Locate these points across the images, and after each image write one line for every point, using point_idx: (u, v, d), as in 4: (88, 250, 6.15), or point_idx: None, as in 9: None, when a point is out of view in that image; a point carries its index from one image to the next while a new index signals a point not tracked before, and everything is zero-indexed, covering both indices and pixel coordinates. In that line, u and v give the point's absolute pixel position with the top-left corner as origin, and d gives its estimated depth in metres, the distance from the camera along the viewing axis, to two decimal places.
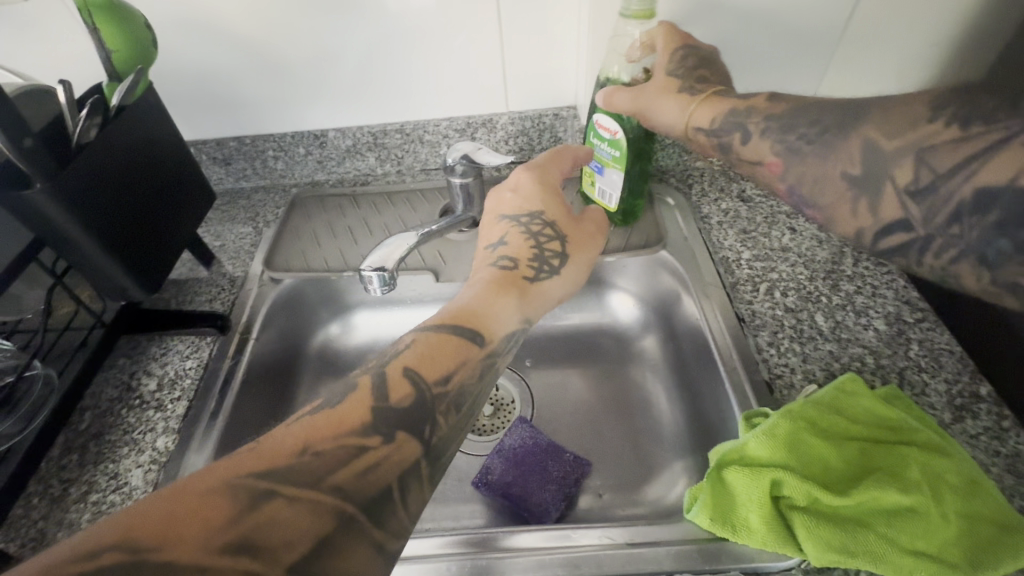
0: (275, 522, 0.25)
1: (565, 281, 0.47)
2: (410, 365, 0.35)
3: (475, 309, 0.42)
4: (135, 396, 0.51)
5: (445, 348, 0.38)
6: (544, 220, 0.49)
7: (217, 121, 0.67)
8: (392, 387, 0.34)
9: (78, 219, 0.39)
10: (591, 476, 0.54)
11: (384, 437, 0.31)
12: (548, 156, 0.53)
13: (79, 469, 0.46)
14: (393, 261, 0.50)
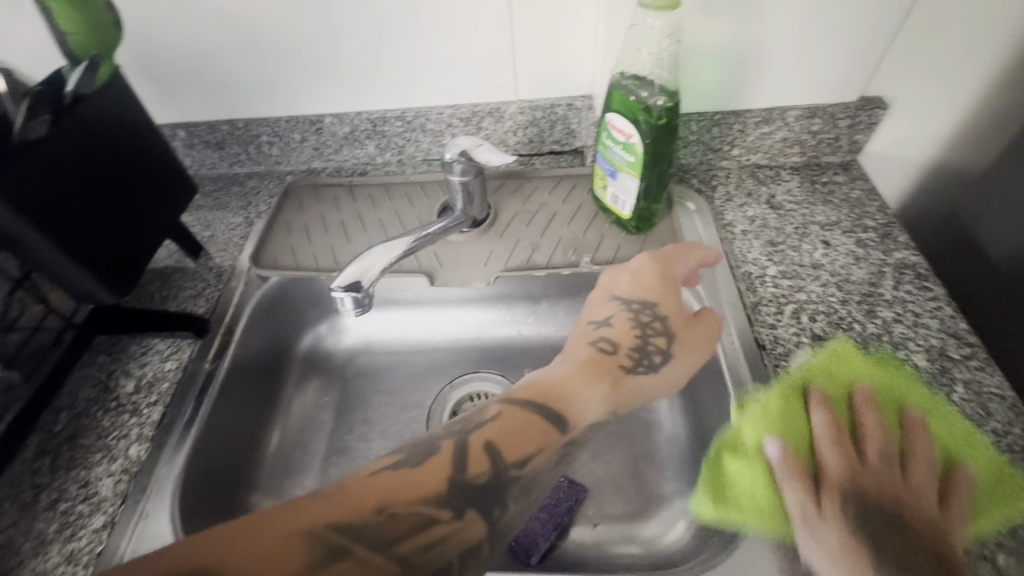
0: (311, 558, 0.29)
1: (663, 376, 0.45)
2: (492, 438, 0.37)
3: (563, 389, 0.42)
4: (111, 397, 0.49)
5: (527, 431, 0.38)
6: (654, 312, 0.48)
7: (205, 103, 0.63)
8: (470, 459, 0.35)
9: (30, 224, 0.35)
10: (587, 504, 0.50)
11: (451, 514, 0.32)
12: (672, 248, 0.50)
13: (50, 474, 0.45)
14: (370, 276, 0.46)
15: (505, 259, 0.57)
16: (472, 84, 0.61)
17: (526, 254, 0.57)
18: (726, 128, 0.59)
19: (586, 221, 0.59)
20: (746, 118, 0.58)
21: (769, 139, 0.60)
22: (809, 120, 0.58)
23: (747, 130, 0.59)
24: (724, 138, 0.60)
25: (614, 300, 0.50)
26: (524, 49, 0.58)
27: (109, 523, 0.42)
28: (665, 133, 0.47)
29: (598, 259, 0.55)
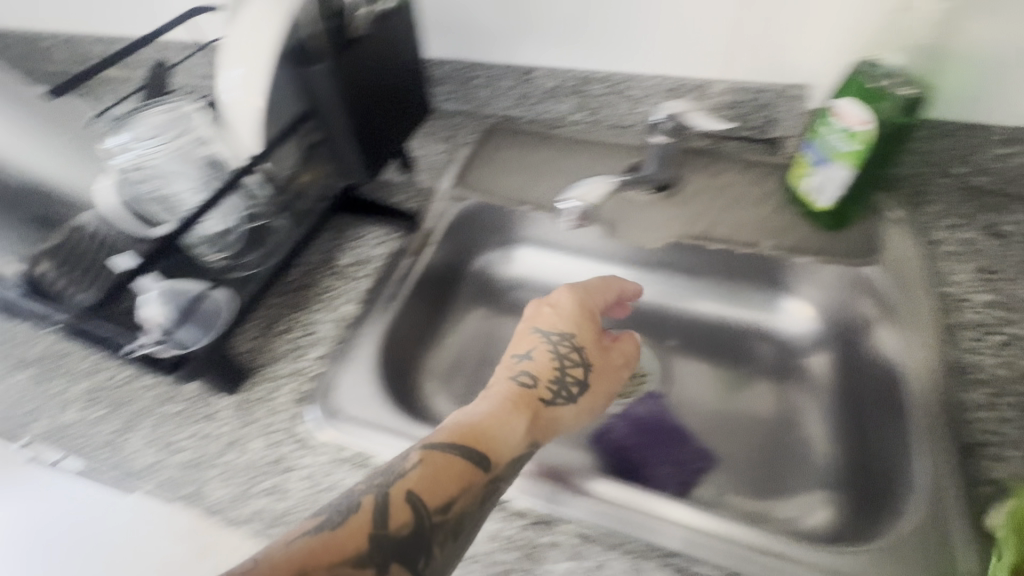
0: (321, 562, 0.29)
1: (536, 360, 0.44)
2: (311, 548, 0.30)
3: (483, 424, 0.38)
4: (332, 265, 0.60)
5: (444, 471, 0.35)
6: (572, 342, 0.45)
7: (460, 43, 0.72)
8: (390, 512, 0.32)
9: (345, 100, 0.45)
10: (715, 472, 0.52)
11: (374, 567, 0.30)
12: (593, 282, 0.50)
13: (286, 310, 0.56)
14: (593, 197, 0.54)
15: (683, 226, 0.59)
16: (685, 58, 0.63)
17: (705, 227, 0.58)
18: None
19: (772, 207, 0.58)
20: None
21: (1003, 163, 0.55)
22: None
23: None
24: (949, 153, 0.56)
25: (534, 342, 0.45)
26: (751, 28, 0.58)
27: (325, 356, 0.52)
28: (891, 131, 0.47)
29: (780, 245, 0.55)
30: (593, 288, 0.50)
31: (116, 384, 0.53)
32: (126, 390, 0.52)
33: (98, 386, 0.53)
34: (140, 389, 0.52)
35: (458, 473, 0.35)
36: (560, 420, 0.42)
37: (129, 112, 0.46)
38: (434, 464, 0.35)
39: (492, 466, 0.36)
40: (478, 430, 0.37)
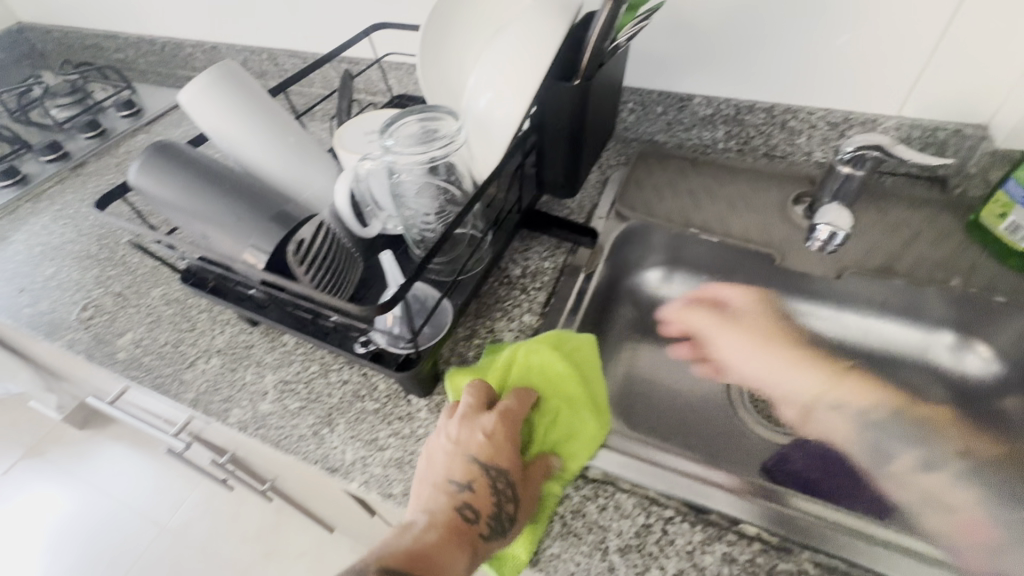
0: (444, 547, 0.37)
1: (463, 429, 0.43)
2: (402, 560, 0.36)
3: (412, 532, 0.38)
4: (505, 275, 0.62)
5: (449, 505, 0.39)
6: (500, 468, 0.41)
7: (655, 76, 0.72)
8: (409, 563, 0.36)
9: (579, 117, 0.47)
10: (904, 511, 0.51)
11: (466, 507, 0.39)
12: (486, 388, 0.45)
13: (467, 315, 0.58)
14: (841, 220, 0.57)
15: (860, 259, 0.59)
16: (859, 92, 0.64)
17: (884, 260, 0.58)
18: None
19: (953, 244, 0.58)
20: None
21: None
22: None
23: None
24: None
25: (445, 427, 0.43)
26: (939, 69, 0.59)
27: None
28: None
29: (971, 283, 0.55)
30: (508, 404, 0.44)
31: (308, 377, 0.54)
32: (319, 383, 0.53)
33: (287, 378, 0.54)
34: (333, 383, 0.53)
35: (466, 475, 0.40)
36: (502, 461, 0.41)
37: (391, 119, 0.46)
38: (428, 546, 0.37)
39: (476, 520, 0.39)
40: (462, 458, 0.41)
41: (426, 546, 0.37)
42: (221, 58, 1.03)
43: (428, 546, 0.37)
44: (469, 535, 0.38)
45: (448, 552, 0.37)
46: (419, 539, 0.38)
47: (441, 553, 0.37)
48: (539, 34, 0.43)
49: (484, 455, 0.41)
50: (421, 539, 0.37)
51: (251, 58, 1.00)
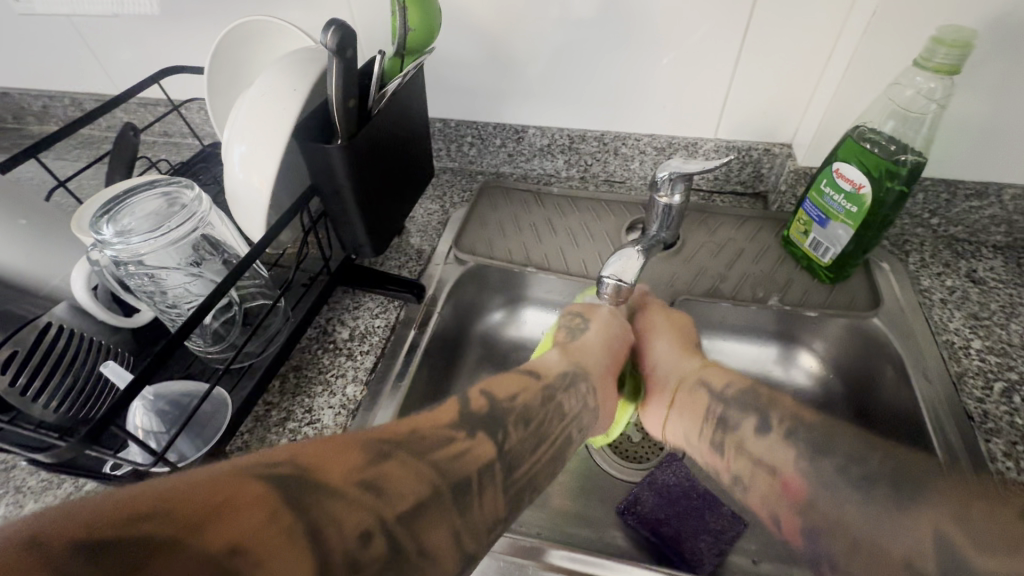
0: (399, 474, 0.28)
1: (596, 336, 0.48)
2: (486, 388, 0.39)
3: (532, 361, 0.45)
4: (330, 340, 0.55)
5: (514, 380, 0.41)
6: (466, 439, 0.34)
7: (458, 102, 0.70)
8: (471, 400, 0.38)
9: (355, 175, 0.42)
10: (745, 538, 0.51)
11: (466, 433, 0.34)
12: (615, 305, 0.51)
13: (280, 394, 0.51)
14: (629, 274, 0.48)
15: (689, 284, 0.59)
16: (674, 117, 0.64)
17: (711, 283, 0.59)
18: (932, 196, 0.58)
19: (772, 261, 0.60)
20: (956, 188, 0.56)
21: (975, 214, 0.58)
22: None
23: (955, 201, 0.57)
24: (926, 206, 0.59)
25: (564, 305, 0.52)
26: (740, 92, 0.60)
27: None
28: (900, 198, 0.47)
29: (787, 300, 0.56)
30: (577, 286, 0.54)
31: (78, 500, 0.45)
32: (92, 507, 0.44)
33: (48, 506, 0.44)
34: None
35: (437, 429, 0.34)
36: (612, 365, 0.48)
37: (118, 200, 0.37)
38: (551, 364, 0.45)
39: (542, 377, 0.43)
40: (435, 429, 0.34)
41: (502, 383, 0.40)
42: (13, 104, 0.88)
43: (269, 495, 0.23)
44: (424, 498, 0.28)
45: (392, 497, 0.27)
46: (335, 451, 0.28)
47: (396, 484, 0.27)
48: (276, 98, 0.38)
49: (494, 390, 0.39)
50: (358, 441, 0.29)
51: (49, 104, 0.86)
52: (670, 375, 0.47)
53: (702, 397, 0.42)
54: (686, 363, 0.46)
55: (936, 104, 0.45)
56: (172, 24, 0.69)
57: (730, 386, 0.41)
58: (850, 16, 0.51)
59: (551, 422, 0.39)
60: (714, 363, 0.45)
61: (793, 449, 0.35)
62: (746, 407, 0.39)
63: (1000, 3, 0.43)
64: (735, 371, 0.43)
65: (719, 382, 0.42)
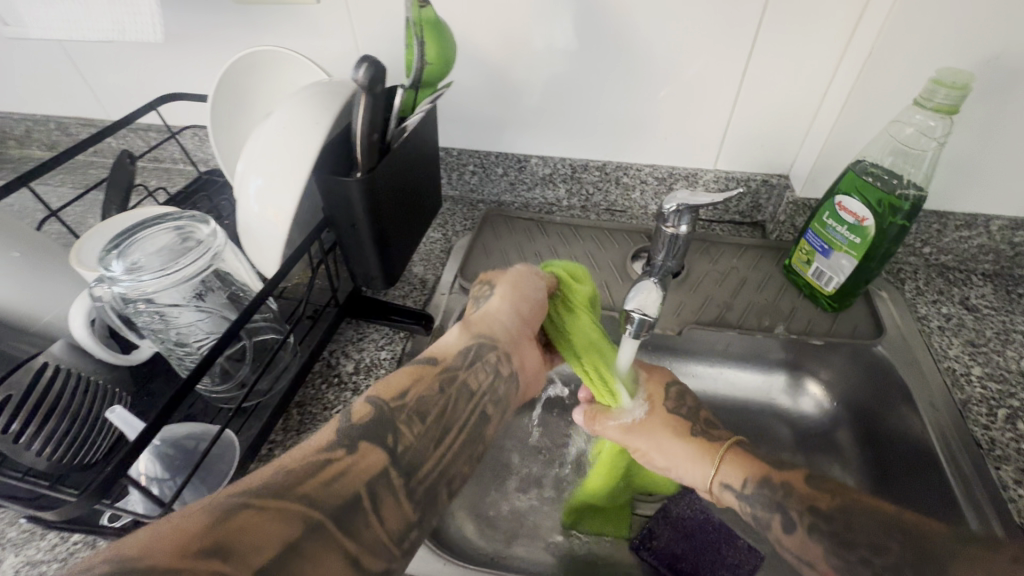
0: (254, 527, 0.25)
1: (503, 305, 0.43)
2: (372, 392, 0.35)
3: (431, 346, 0.41)
4: (334, 374, 0.52)
5: (408, 372, 0.38)
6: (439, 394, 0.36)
7: (463, 132, 0.70)
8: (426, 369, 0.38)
9: (371, 204, 0.41)
10: (764, 573, 0.48)
11: (346, 449, 0.31)
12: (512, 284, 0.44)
13: (283, 433, 0.47)
14: (650, 309, 0.45)
15: (696, 311, 0.59)
16: (674, 149, 0.65)
17: (718, 311, 0.59)
18: (924, 227, 0.60)
19: (775, 289, 0.61)
20: (947, 220, 0.58)
21: (964, 244, 0.60)
22: (1012, 231, 0.58)
23: (946, 231, 0.60)
24: (919, 236, 0.61)
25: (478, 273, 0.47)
26: (739, 126, 0.61)
27: None
28: (901, 232, 0.49)
29: (792, 328, 0.57)
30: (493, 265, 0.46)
31: (66, 552, 0.40)
32: (80, 560, 0.40)
33: (30, 560, 0.40)
34: None
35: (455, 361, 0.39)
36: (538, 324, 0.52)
37: (129, 236, 0.36)
38: (452, 340, 0.41)
39: (441, 361, 0.39)
40: (311, 454, 0.30)
41: (389, 383, 0.36)
42: None
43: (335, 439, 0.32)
44: (299, 540, 0.25)
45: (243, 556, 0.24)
46: (180, 525, 0.24)
47: (250, 535, 0.24)
48: (299, 132, 0.37)
49: (384, 391, 0.35)
50: (405, 372, 0.38)
51: (33, 128, 0.84)
52: (697, 477, 0.45)
53: (734, 501, 0.43)
54: (697, 468, 0.45)
55: (936, 141, 0.47)
56: (170, 51, 0.68)
57: (748, 483, 0.42)
58: (845, 58, 0.53)
59: (455, 406, 0.36)
60: (722, 456, 0.44)
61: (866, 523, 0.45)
62: (767, 505, 0.40)
63: (988, 49, 0.46)
64: (749, 460, 0.43)
65: (817, 500, 0.39)
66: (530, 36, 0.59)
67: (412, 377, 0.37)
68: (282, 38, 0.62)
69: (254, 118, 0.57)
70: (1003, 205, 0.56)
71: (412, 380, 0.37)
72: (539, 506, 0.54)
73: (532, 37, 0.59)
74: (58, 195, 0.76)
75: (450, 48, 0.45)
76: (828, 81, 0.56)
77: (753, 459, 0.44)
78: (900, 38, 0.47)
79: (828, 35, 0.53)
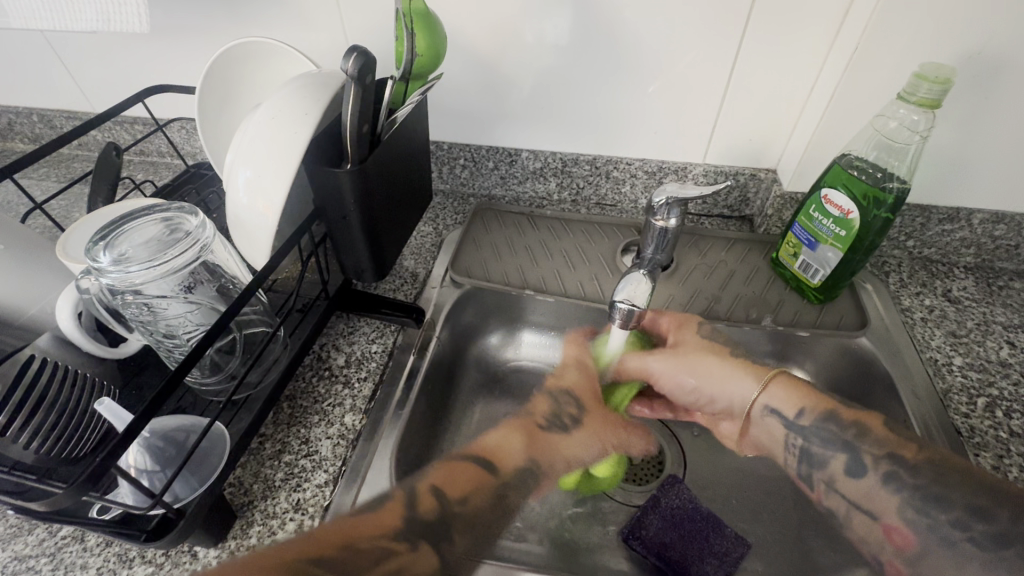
0: None
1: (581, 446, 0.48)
2: (438, 483, 0.39)
3: (497, 443, 0.43)
4: (325, 367, 0.52)
5: (467, 472, 0.40)
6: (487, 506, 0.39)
7: (453, 125, 0.70)
8: (475, 474, 0.40)
9: (360, 196, 0.41)
10: (751, 559, 0.49)
11: (406, 544, 0.35)
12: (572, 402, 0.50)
13: (275, 426, 0.47)
14: (639, 299, 0.46)
15: (685, 304, 0.60)
16: (663, 144, 0.66)
17: (706, 304, 0.60)
18: (909, 220, 0.61)
19: (763, 282, 0.62)
20: (930, 213, 0.60)
21: (947, 237, 0.62)
22: (993, 224, 0.59)
23: (929, 225, 0.61)
24: (903, 229, 0.62)
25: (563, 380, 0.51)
26: (728, 119, 0.62)
27: (332, 481, 0.43)
28: (885, 225, 0.50)
29: (779, 320, 0.58)
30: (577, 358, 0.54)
31: (55, 547, 0.40)
32: (69, 555, 0.40)
33: (18, 555, 0.40)
34: (88, 550, 0.40)
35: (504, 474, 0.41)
36: (576, 463, 0.48)
37: (116, 228, 0.36)
38: (512, 452, 0.43)
39: (500, 470, 0.41)
40: (377, 538, 0.34)
41: (455, 473, 0.40)
42: None
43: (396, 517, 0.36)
44: None
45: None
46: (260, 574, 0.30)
47: None
48: (287, 123, 0.37)
49: (447, 486, 0.39)
50: (469, 466, 0.41)
51: (15, 119, 0.82)
52: (740, 397, 0.48)
53: (776, 425, 0.46)
54: (746, 386, 0.48)
55: (919, 136, 0.48)
56: (155, 42, 0.67)
57: (803, 415, 0.44)
58: (831, 53, 0.54)
59: (497, 520, 0.40)
60: (777, 382, 0.47)
61: (898, 498, 0.39)
62: (828, 442, 0.43)
63: (970, 45, 0.47)
64: (803, 390, 0.46)
65: (789, 409, 0.45)
66: (521, 30, 0.59)
67: (467, 486, 0.39)
68: (271, 30, 0.62)
69: (242, 110, 0.57)
70: (983, 199, 0.57)
71: (470, 475, 0.40)
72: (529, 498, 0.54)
73: (523, 30, 0.59)
74: (42, 188, 0.75)
75: (439, 38, 0.45)
76: (815, 76, 0.57)
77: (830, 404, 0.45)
78: (886, 32, 0.48)
79: (815, 29, 0.53)
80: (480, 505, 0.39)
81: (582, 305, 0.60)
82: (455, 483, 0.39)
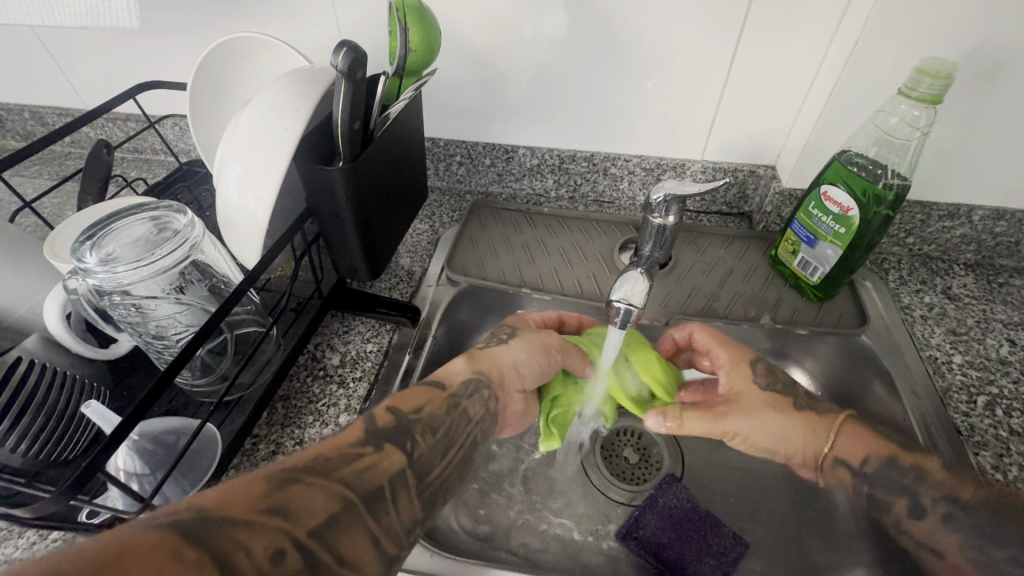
0: (303, 495, 0.29)
1: (517, 356, 0.46)
2: (392, 404, 0.38)
3: (443, 372, 0.43)
4: (320, 366, 0.52)
5: (419, 391, 0.40)
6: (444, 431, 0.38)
7: (449, 122, 0.69)
8: (421, 395, 0.40)
9: (353, 194, 0.41)
10: (749, 559, 0.49)
11: (373, 447, 0.34)
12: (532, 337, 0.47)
13: (268, 427, 0.47)
14: (638, 299, 0.45)
15: (683, 302, 0.59)
16: (661, 140, 0.65)
17: (705, 302, 0.59)
18: (908, 217, 0.60)
19: (762, 280, 0.61)
20: (930, 210, 0.59)
21: (947, 234, 0.61)
22: (994, 221, 0.58)
23: (929, 222, 0.60)
24: (903, 226, 0.61)
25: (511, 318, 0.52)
26: (727, 115, 0.61)
27: None
28: (885, 222, 0.49)
29: (778, 319, 0.57)
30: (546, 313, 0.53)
31: (45, 551, 0.40)
32: None
33: (8, 558, 0.39)
34: None
35: (434, 397, 0.40)
36: (521, 378, 0.45)
37: (102, 227, 0.35)
38: (455, 371, 0.43)
39: (447, 385, 0.41)
40: (342, 448, 0.33)
41: (408, 396, 0.39)
42: None
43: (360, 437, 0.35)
44: (334, 511, 0.30)
45: (299, 516, 0.28)
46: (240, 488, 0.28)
47: (304, 503, 0.29)
48: (276, 121, 0.37)
49: (400, 404, 0.38)
50: (417, 390, 0.40)
51: (7, 117, 0.81)
52: (807, 448, 0.46)
53: (845, 474, 0.45)
54: (816, 441, 0.45)
55: (920, 132, 0.47)
56: (146, 37, 0.66)
57: (869, 464, 0.43)
58: (831, 48, 0.53)
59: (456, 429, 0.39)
60: (847, 424, 0.45)
61: (957, 537, 0.38)
62: (890, 489, 0.42)
63: (972, 39, 0.46)
64: (874, 435, 0.44)
65: (856, 457, 0.44)
66: (517, 24, 0.58)
67: (424, 402, 0.39)
68: (264, 25, 0.61)
69: (234, 108, 0.56)
70: (984, 195, 0.57)
71: (425, 397, 0.40)
72: (526, 497, 0.54)
73: (519, 24, 0.58)
74: (34, 186, 0.74)
75: (433, 34, 0.44)
76: (814, 71, 0.56)
77: (872, 436, 0.44)
78: (886, 27, 0.47)
79: (815, 23, 0.52)
80: (441, 436, 0.38)
81: (579, 304, 0.60)
82: (413, 398, 0.39)
